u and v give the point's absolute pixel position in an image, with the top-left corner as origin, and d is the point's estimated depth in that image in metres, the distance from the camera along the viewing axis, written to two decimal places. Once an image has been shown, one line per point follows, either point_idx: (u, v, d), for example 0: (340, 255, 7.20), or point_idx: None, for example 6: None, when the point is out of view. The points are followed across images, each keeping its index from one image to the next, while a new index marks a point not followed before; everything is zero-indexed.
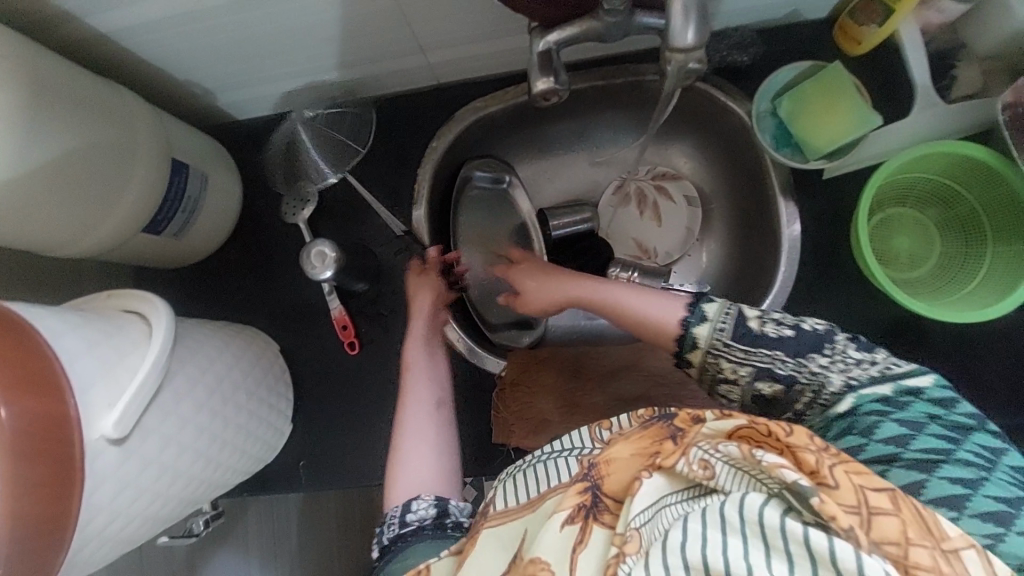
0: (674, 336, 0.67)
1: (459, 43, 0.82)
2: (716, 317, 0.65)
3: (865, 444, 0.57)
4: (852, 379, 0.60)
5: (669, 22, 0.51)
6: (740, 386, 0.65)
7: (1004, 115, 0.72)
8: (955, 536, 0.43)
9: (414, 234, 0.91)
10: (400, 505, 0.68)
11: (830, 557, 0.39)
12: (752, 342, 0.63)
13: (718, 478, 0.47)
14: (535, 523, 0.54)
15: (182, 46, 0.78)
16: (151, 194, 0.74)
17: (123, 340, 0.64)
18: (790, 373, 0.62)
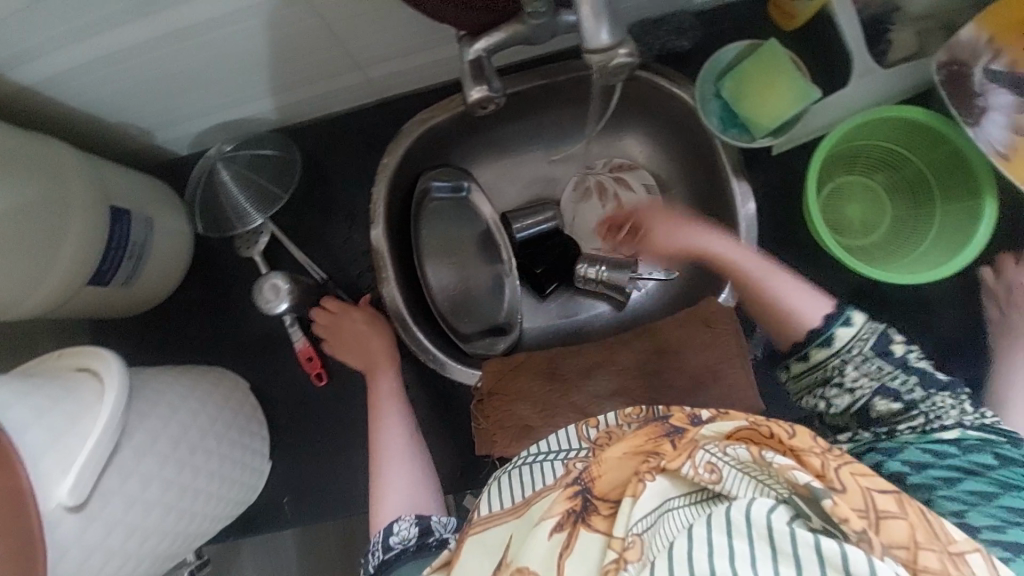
0: (806, 330, 0.71)
1: (395, 56, 0.80)
2: (867, 328, 0.68)
3: (952, 455, 0.63)
4: (964, 419, 0.65)
5: (582, 25, 0.50)
6: (849, 393, 0.68)
7: (941, 74, 0.74)
8: (962, 540, 0.42)
9: (376, 254, 0.90)
10: (382, 532, 0.72)
11: (840, 560, 0.37)
12: (892, 361, 0.67)
13: (725, 481, 0.46)
14: (522, 527, 0.53)
15: (108, 89, 0.75)
16: (89, 245, 0.71)
17: (74, 403, 0.61)
18: (913, 397, 0.66)
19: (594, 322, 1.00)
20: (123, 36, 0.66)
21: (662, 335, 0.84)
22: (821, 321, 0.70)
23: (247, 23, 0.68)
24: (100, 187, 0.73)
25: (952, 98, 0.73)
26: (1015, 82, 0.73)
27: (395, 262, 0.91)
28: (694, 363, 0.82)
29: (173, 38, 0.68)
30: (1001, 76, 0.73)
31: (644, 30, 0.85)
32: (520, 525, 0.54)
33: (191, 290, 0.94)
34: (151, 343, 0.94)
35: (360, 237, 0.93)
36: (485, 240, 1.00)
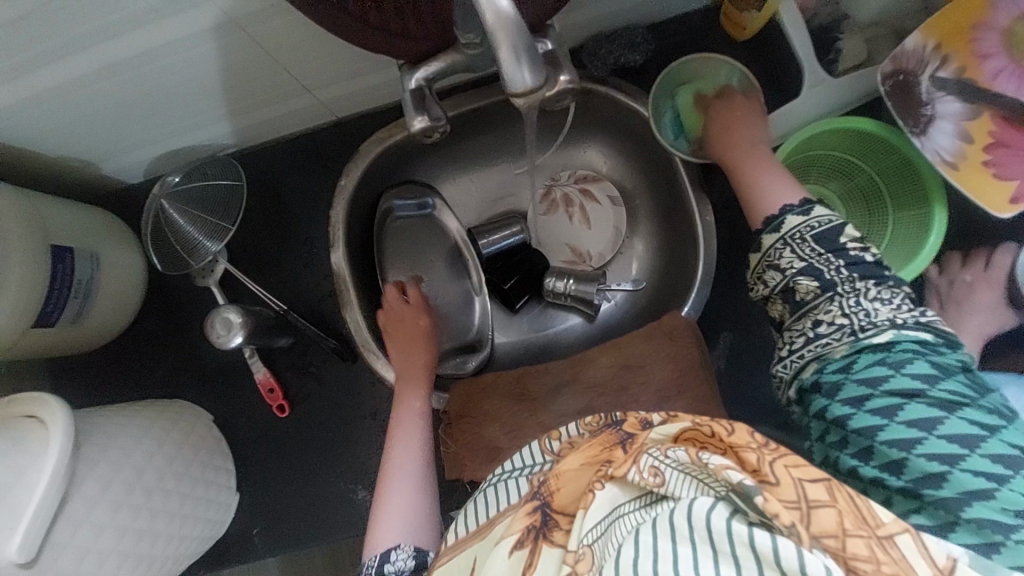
0: (764, 217, 0.68)
1: (345, 78, 0.79)
2: (814, 216, 0.64)
3: (891, 376, 0.56)
4: (897, 317, 0.58)
5: (500, 62, 0.42)
6: (783, 276, 0.63)
7: (886, 85, 0.74)
8: (890, 522, 0.41)
9: (336, 280, 0.87)
10: (378, 556, 0.65)
11: (772, 557, 0.36)
12: (834, 248, 0.62)
13: (669, 484, 0.43)
14: (484, 549, 0.49)
15: (46, 127, 0.73)
16: (32, 288, 0.69)
17: (19, 455, 0.59)
18: (837, 279, 0.60)
19: (563, 335, 0.99)
20: (52, 75, 0.63)
21: (628, 351, 0.84)
22: (778, 210, 0.67)
23: (184, 55, 0.66)
24: (41, 226, 0.71)
25: (896, 107, 0.74)
26: (960, 88, 0.74)
27: (357, 284, 0.89)
28: (659, 376, 0.81)
29: (107, 74, 0.66)
30: (948, 83, 0.74)
31: (596, 45, 0.85)
32: (481, 545, 0.50)
33: (149, 321, 0.92)
34: (109, 377, 0.92)
35: (322, 260, 0.92)
36: (454, 256, 0.99)
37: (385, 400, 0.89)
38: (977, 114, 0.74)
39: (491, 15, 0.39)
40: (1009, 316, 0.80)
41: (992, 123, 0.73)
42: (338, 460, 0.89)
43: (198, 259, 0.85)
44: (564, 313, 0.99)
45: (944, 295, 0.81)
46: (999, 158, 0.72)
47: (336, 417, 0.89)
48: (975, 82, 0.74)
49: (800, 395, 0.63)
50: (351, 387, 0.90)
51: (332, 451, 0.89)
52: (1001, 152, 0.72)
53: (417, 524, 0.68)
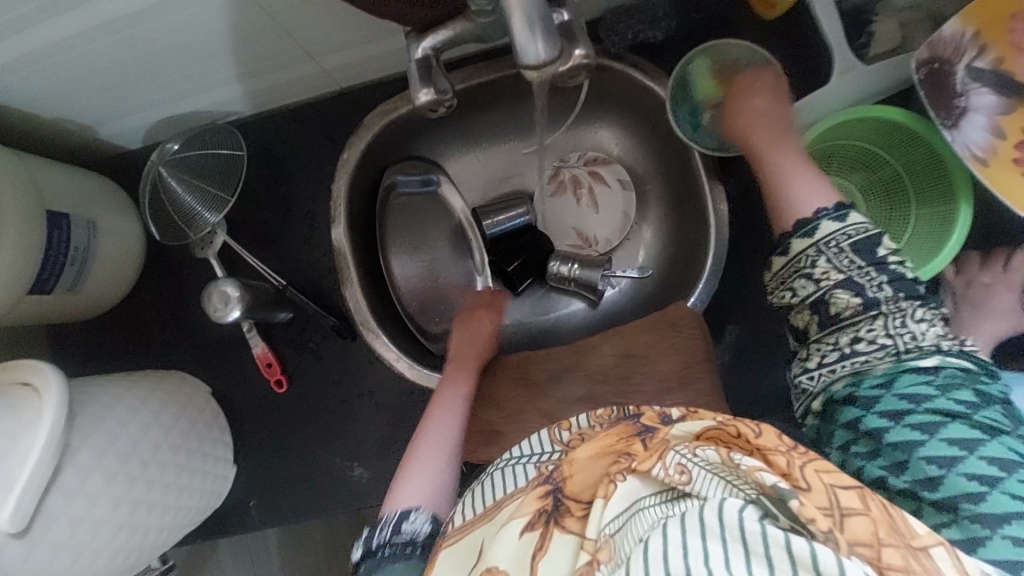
0: (795, 220, 0.64)
1: (349, 45, 0.75)
2: (852, 224, 0.61)
3: (933, 396, 0.56)
4: (942, 342, 0.59)
5: (512, 34, 0.39)
6: (819, 286, 0.61)
7: (920, 73, 0.70)
8: (925, 533, 0.41)
9: (336, 256, 0.85)
10: (396, 513, 0.64)
11: (810, 561, 0.35)
12: (874, 260, 0.60)
13: (695, 483, 0.43)
14: (490, 532, 0.49)
15: (39, 87, 0.70)
16: (28, 255, 0.68)
17: (12, 424, 0.58)
18: (878, 296, 0.59)
19: (565, 321, 0.96)
20: (43, 33, 0.60)
21: (631, 339, 0.83)
22: (812, 212, 0.64)
23: (180, 16, 0.63)
24: (35, 192, 0.69)
25: (929, 96, 0.70)
26: (996, 81, 0.70)
27: (358, 261, 0.87)
28: (662, 367, 0.80)
29: (101, 33, 0.63)
30: (985, 75, 0.70)
31: (616, 19, 0.80)
32: (489, 527, 0.50)
33: (147, 290, 0.91)
34: (107, 346, 0.91)
35: (323, 236, 0.90)
36: (458, 237, 0.97)
37: (383, 381, 0.88)
38: (1012, 109, 0.70)
39: None
40: None
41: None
42: (335, 438, 0.89)
43: (196, 229, 0.83)
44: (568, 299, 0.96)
45: (961, 298, 0.79)
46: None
47: (334, 395, 0.89)
48: (1012, 75, 0.70)
49: (826, 407, 0.61)
50: (350, 365, 0.89)
51: (329, 428, 0.89)
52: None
53: (435, 491, 0.67)
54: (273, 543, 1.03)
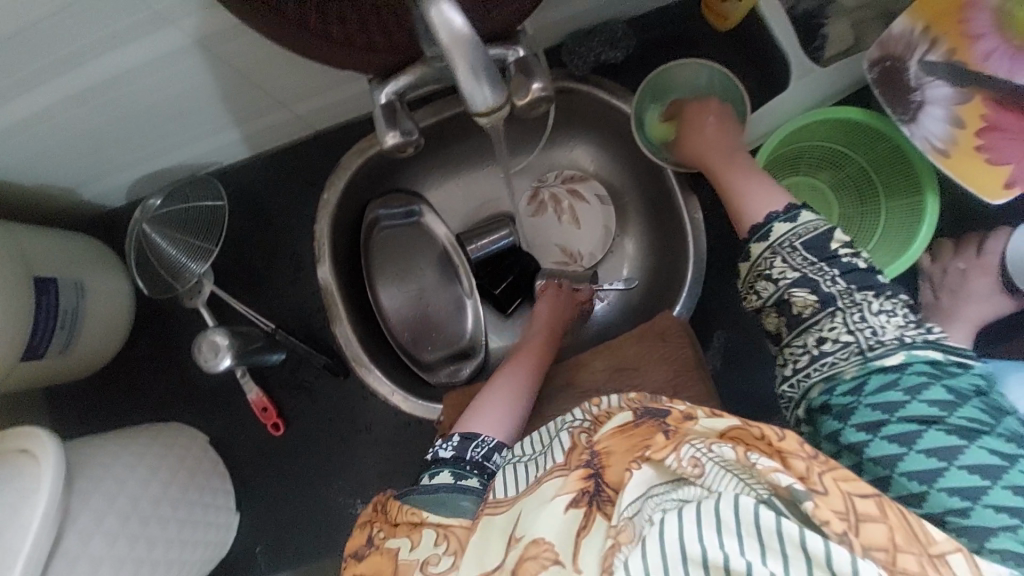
0: (749, 226, 0.67)
1: (319, 91, 0.77)
2: (802, 222, 0.63)
3: (906, 402, 0.55)
4: (906, 337, 0.58)
5: (460, 86, 0.41)
6: (777, 286, 0.62)
7: (874, 71, 0.73)
8: (943, 540, 0.42)
9: (324, 295, 0.87)
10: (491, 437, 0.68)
11: (824, 559, 0.37)
12: (826, 256, 0.61)
13: (708, 477, 0.42)
14: (531, 504, 0.48)
15: (20, 158, 0.72)
16: (20, 322, 0.69)
17: (12, 493, 0.59)
18: (834, 291, 0.60)
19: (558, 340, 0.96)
20: (21, 106, 0.62)
21: (621, 354, 0.83)
22: (764, 217, 0.66)
23: (152, 79, 0.65)
24: (22, 259, 0.70)
25: (884, 93, 0.73)
26: (949, 72, 0.72)
27: (346, 300, 0.89)
28: (655, 378, 0.80)
29: (77, 101, 0.65)
30: (937, 68, 0.72)
31: (577, 42, 0.83)
32: (528, 501, 0.49)
33: (141, 345, 0.92)
34: (103, 404, 0.92)
35: (310, 276, 0.91)
36: (444, 263, 0.97)
37: (380, 415, 0.89)
38: (968, 98, 0.71)
39: (446, 36, 0.38)
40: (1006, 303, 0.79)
41: (985, 108, 0.71)
42: (336, 476, 0.89)
43: (183, 281, 0.84)
44: None
45: (939, 285, 0.80)
46: (991, 141, 0.70)
47: (332, 433, 0.89)
48: (965, 65, 0.71)
49: (809, 415, 0.61)
50: (346, 402, 0.89)
51: (329, 467, 0.89)
52: (993, 136, 0.70)
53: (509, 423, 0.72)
54: None
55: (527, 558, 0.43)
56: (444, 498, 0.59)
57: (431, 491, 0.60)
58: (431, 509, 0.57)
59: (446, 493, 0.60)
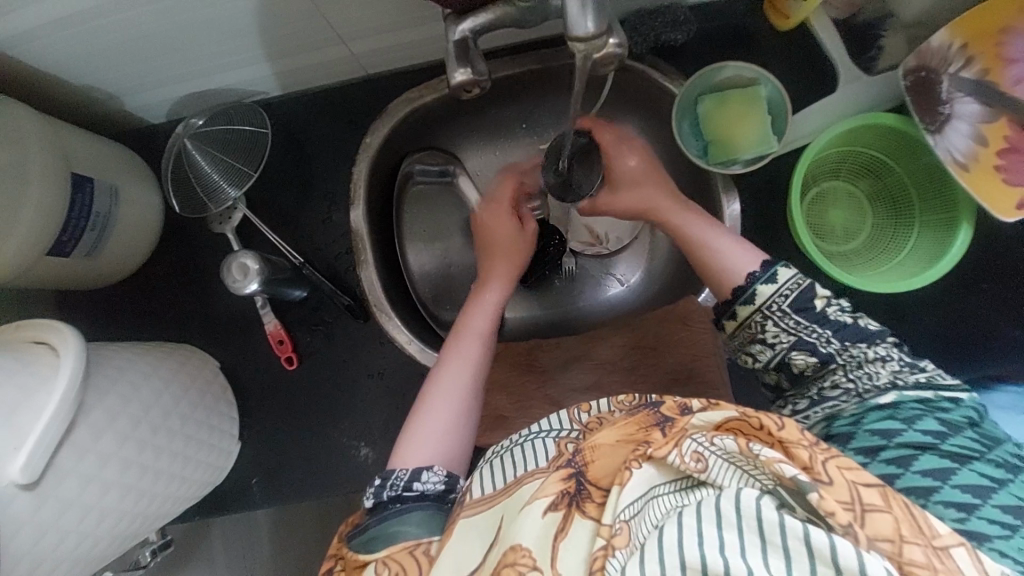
0: (733, 288, 0.66)
1: (380, 31, 0.77)
2: (784, 283, 0.62)
3: (901, 431, 0.55)
4: (898, 379, 0.58)
5: (566, 11, 0.45)
6: (774, 350, 0.63)
7: (908, 80, 0.74)
8: (946, 534, 0.41)
9: (352, 237, 0.85)
10: (408, 471, 0.61)
11: (829, 552, 0.37)
12: (817, 318, 0.61)
13: (711, 471, 0.44)
14: (512, 508, 0.49)
15: (74, 53, 0.71)
16: (49, 215, 0.68)
17: (27, 377, 0.58)
18: (831, 350, 0.60)
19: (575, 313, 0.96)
20: None
21: (642, 333, 0.85)
22: (745, 278, 0.65)
23: None
24: (59, 153, 0.69)
25: (916, 103, 0.75)
26: (978, 89, 0.75)
27: (374, 244, 0.87)
28: (669, 360, 0.82)
29: (141, 1, 0.64)
30: (968, 84, 0.75)
31: (639, 20, 0.81)
32: (510, 504, 0.50)
33: (161, 264, 0.91)
34: (120, 317, 0.91)
35: (340, 218, 0.91)
36: (472, 227, 0.98)
37: (393, 362, 0.89)
38: (994, 118, 0.74)
39: None
40: (1017, 328, 0.81)
41: (1008, 128, 0.74)
42: (341, 419, 0.89)
43: (217, 203, 0.84)
44: (580, 293, 0.96)
45: (963, 304, 0.81)
46: (1012, 162, 0.73)
47: (341, 375, 0.89)
48: (996, 86, 0.74)
49: None
50: (362, 346, 0.89)
51: (336, 409, 0.89)
52: (1014, 158, 0.73)
53: (450, 442, 0.65)
54: (265, 526, 1.02)
55: (506, 565, 0.44)
56: (380, 532, 0.56)
57: (366, 528, 0.57)
58: (367, 548, 0.55)
59: (381, 527, 0.56)
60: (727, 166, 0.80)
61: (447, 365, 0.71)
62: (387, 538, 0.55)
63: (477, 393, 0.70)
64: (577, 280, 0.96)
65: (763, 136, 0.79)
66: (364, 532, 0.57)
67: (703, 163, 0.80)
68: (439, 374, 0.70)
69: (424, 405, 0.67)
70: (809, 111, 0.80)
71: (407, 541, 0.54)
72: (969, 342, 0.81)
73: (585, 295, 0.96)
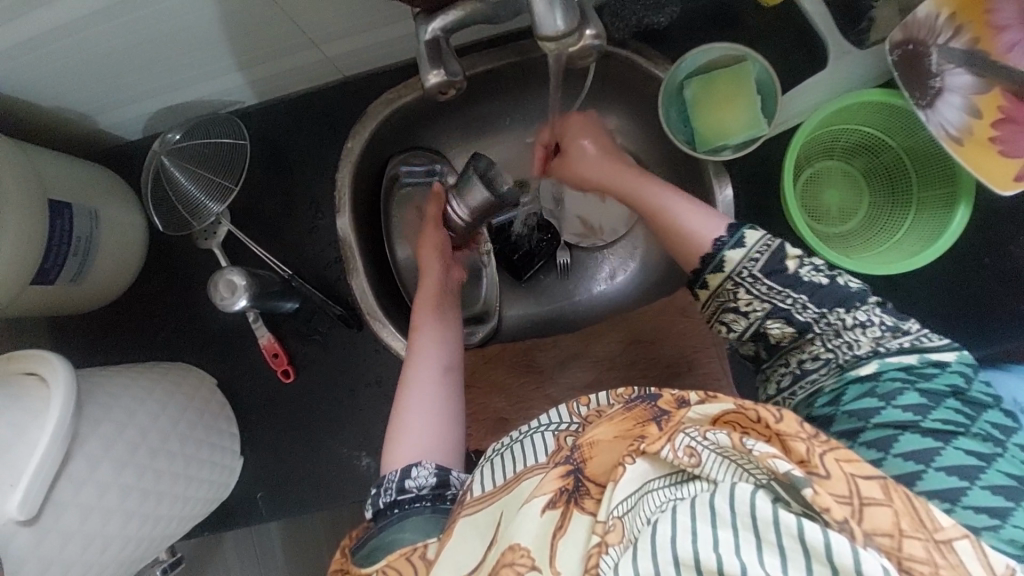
0: (701, 256, 0.63)
1: (353, 32, 0.74)
2: (753, 246, 0.60)
3: (880, 409, 0.54)
4: (880, 346, 0.57)
5: (533, 7, 0.43)
6: (748, 320, 0.61)
7: (895, 54, 0.73)
8: (950, 526, 0.40)
9: (341, 245, 0.83)
10: (398, 471, 0.61)
11: (824, 551, 0.36)
12: (789, 282, 0.59)
13: (705, 465, 0.42)
14: (512, 504, 0.48)
15: (38, 75, 0.69)
16: (30, 245, 0.67)
17: (19, 412, 0.57)
18: (808, 318, 0.58)
19: (570, 309, 0.95)
20: (43, 16, 0.59)
21: (639, 325, 0.84)
22: (712, 246, 0.62)
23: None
24: (36, 181, 0.68)
25: (904, 78, 0.73)
26: (970, 60, 0.72)
27: (363, 251, 0.85)
28: (667, 353, 0.81)
29: (101, 18, 0.61)
30: (958, 55, 0.72)
31: (620, 4, 0.78)
32: (510, 500, 0.49)
33: (150, 283, 0.90)
34: (112, 338, 0.90)
35: (327, 226, 0.89)
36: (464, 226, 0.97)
37: (390, 369, 0.88)
38: (987, 89, 0.72)
39: None
40: (1020, 301, 0.79)
41: (1003, 98, 0.71)
42: (341, 430, 0.89)
43: (200, 219, 0.83)
44: (574, 287, 0.95)
45: (965, 280, 0.80)
46: (1006, 133, 0.71)
47: (339, 385, 0.89)
48: (988, 55, 0.72)
49: None
50: (357, 355, 0.89)
51: (336, 419, 0.89)
52: (1010, 128, 0.71)
53: (434, 438, 0.65)
54: (276, 536, 1.03)
55: (504, 564, 0.43)
56: (382, 539, 0.56)
57: (369, 539, 0.57)
58: (368, 559, 0.55)
59: (380, 537, 0.57)
60: (719, 152, 0.78)
61: (415, 361, 0.71)
62: (388, 546, 0.55)
63: (452, 385, 0.71)
64: (572, 274, 0.95)
65: (754, 119, 0.76)
66: (366, 544, 0.57)
67: (689, 149, 0.78)
68: (410, 376, 0.70)
69: (401, 406, 0.68)
70: (800, 89, 0.78)
71: (404, 547, 0.54)
72: (970, 319, 0.80)
73: (580, 289, 0.95)
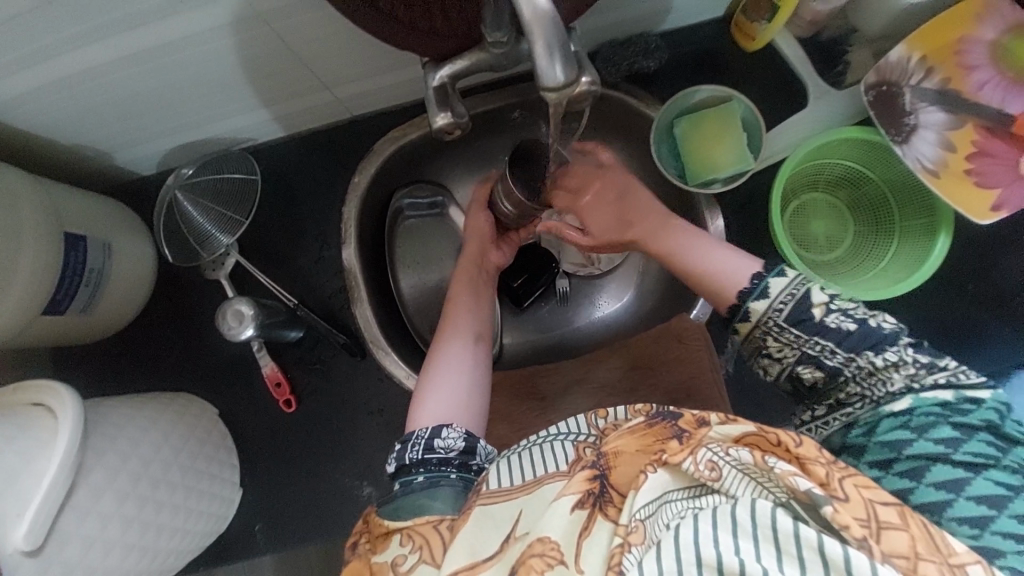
0: (729, 304, 0.62)
1: (363, 77, 0.79)
2: (777, 296, 0.58)
3: (912, 441, 0.51)
4: (915, 382, 0.53)
5: (535, 60, 0.46)
6: (780, 365, 0.59)
7: (869, 94, 0.78)
8: (963, 551, 0.41)
9: (347, 274, 0.85)
10: (428, 429, 0.62)
11: (842, 565, 0.37)
12: (817, 329, 0.56)
13: (725, 480, 0.43)
14: (535, 505, 0.49)
15: (63, 114, 0.73)
16: (45, 275, 0.68)
17: (29, 442, 0.57)
18: (839, 362, 0.56)
19: (571, 336, 0.97)
20: (74, 61, 0.63)
21: (638, 353, 0.85)
22: (736, 295, 0.61)
23: (206, 46, 0.66)
24: (53, 213, 0.70)
25: (881, 115, 0.77)
26: (942, 99, 0.77)
27: (368, 281, 0.87)
28: (669, 379, 0.81)
29: (130, 62, 0.65)
30: (932, 94, 0.77)
31: (612, 51, 0.84)
32: (531, 501, 0.50)
33: (156, 313, 0.92)
34: (117, 369, 0.91)
35: (333, 257, 0.92)
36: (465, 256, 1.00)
37: (394, 399, 0.89)
38: (961, 125, 0.77)
39: (529, 12, 0.44)
40: (1006, 326, 0.82)
41: (976, 133, 0.76)
42: (345, 459, 0.89)
43: (210, 250, 0.85)
44: (574, 314, 0.97)
45: (954, 306, 0.83)
46: (982, 166, 0.75)
47: (342, 414, 0.89)
48: (960, 94, 0.77)
49: None
50: (360, 384, 0.90)
51: (338, 450, 0.89)
52: (983, 161, 0.75)
53: (461, 406, 0.66)
54: None
55: (530, 554, 0.44)
56: (405, 502, 0.56)
57: (395, 497, 0.58)
58: (394, 516, 0.55)
59: (406, 498, 0.57)
60: (709, 185, 0.82)
61: (451, 329, 0.74)
62: (415, 509, 0.55)
63: (482, 354, 0.73)
64: (571, 300, 0.97)
65: (739, 155, 0.81)
66: (392, 501, 0.57)
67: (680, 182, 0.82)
68: (443, 347, 0.72)
69: (431, 371, 0.70)
70: (779, 129, 0.83)
71: (431, 515, 0.54)
72: (961, 344, 0.83)
73: (580, 318, 0.97)
